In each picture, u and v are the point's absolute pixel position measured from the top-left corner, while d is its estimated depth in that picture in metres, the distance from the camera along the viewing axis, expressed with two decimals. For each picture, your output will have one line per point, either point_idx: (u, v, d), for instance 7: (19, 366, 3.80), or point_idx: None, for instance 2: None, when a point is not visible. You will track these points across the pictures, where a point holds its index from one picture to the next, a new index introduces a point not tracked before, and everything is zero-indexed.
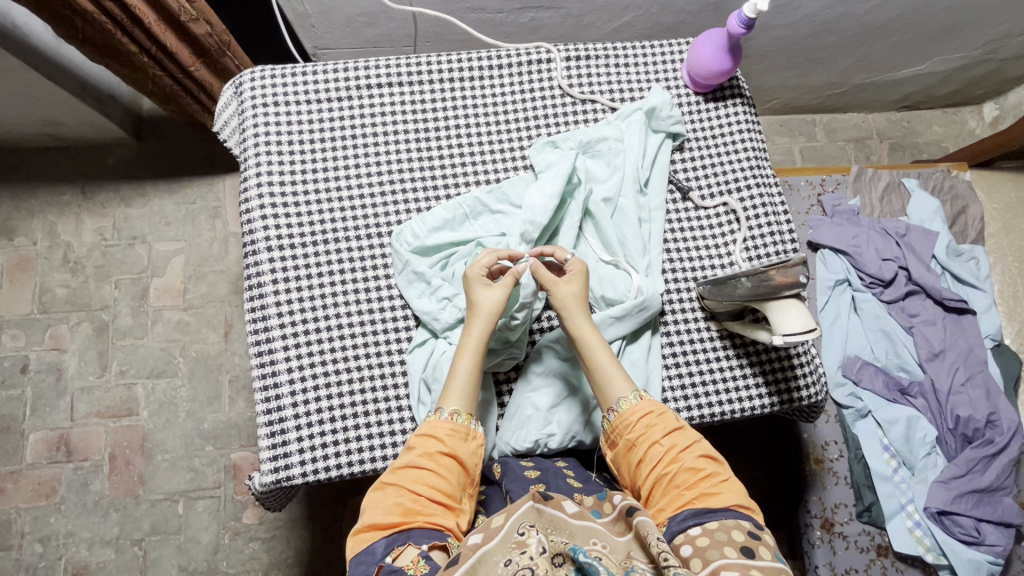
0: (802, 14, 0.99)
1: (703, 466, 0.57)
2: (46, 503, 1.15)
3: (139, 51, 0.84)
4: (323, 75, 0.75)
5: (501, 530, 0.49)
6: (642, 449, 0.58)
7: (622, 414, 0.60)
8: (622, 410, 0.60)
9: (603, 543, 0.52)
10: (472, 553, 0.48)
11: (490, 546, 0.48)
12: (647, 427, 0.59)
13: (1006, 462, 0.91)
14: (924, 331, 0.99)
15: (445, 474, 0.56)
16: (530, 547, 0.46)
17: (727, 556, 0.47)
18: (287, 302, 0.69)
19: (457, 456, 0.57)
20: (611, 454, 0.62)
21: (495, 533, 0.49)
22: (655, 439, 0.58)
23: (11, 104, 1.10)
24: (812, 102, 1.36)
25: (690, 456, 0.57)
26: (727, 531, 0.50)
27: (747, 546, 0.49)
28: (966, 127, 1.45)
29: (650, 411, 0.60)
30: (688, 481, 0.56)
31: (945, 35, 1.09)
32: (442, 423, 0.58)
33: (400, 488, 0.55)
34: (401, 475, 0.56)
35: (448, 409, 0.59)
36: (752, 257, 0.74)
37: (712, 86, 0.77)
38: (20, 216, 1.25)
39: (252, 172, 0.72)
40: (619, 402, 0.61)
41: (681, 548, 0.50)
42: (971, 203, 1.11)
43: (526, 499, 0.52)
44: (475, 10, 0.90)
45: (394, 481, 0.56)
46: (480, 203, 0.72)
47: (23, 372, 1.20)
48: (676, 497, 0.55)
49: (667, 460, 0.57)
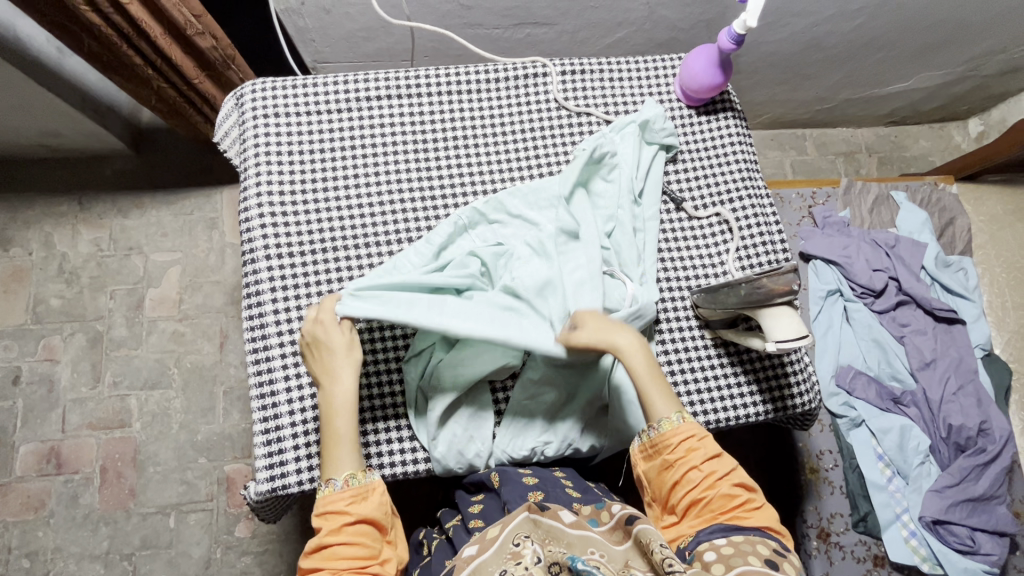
0: (790, 31, 1.02)
1: (738, 493, 0.57)
2: (34, 517, 1.14)
3: (145, 63, 0.85)
4: (321, 87, 0.76)
5: (497, 540, 0.53)
6: (679, 471, 0.59)
7: (662, 434, 0.60)
8: (664, 429, 0.60)
9: (601, 552, 0.53)
10: (469, 563, 0.51)
11: (484, 558, 0.52)
12: (688, 451, 0.59)
13: (999, 471, 0.93)
14: (915, 341, 1.00)
15: (358, 539, 0.55)
16: (525, 557, 0.50)
17: (750, 564, 0.50)
18: (286, 309, 0.69)
19: (366, 516, 0.56)
20: (644, 466, 0.62)
21: (490, 544, 0.53)
22: (693, 463, 0.58)
23: (10, 115, 1.11)
24: (803, 117, 1.39)
25: (726, 484, 0.58)
26: (752, 543, 0.52)
27: (771, 560, 0.51)
28: (951, 142, 1.49)
29: (692, 435, 0.60)
30: (723, 505, 0.57)
31: (929, 52, 1.12)
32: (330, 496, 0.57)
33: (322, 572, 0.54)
34: (319, 558, 0.55)
35: (339, 479, 0.58)
36: (744, 266, 0.75)
37: (703, 100, 0.79)
38: (16, 226, 1.25)
39: (252, 183, 0.73)
40: (662, 422, 0.60)
41: (704, 554, 0.53)
42: (958, 215, 1.14)
43: (522, 510, 0.55)
44: (473, 26, 0.92)
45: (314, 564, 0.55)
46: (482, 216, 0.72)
47: (15, 383, 1.19)
48: (709, 516, 0.57)
49: (702, 485, 0.58)
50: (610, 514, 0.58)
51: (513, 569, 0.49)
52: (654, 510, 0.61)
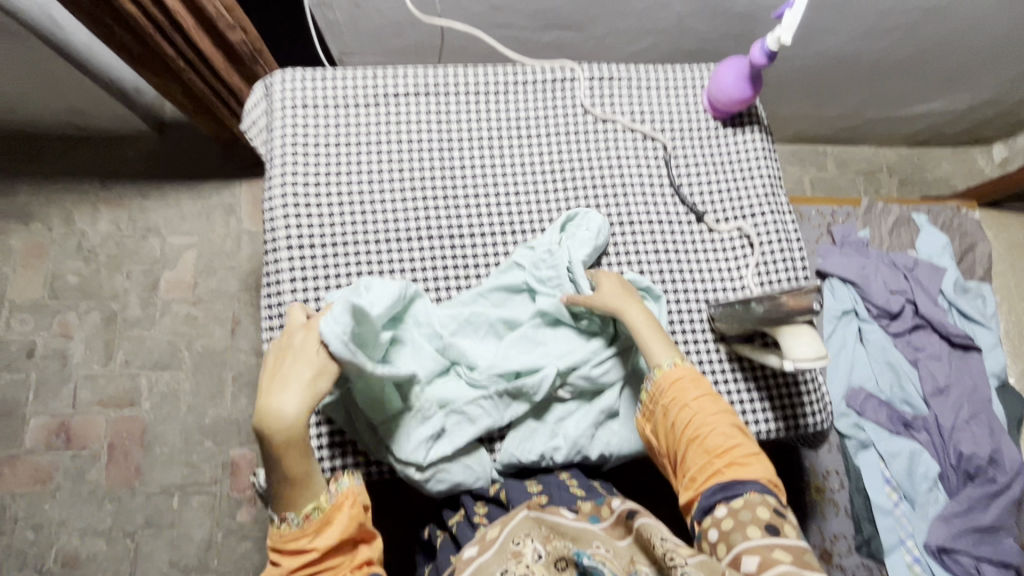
0: (820, 47, 1.01)
1: (734, 436, 0.58)
2: (40, 489, 1.15)
3: (177, 56, 0.85)
4: (351, 80, 0.77)
5: (495, 542, 0.55)
6: (674, 412, 0.60)
7: (657, 380, 0.62)
8: (657, 376, 0.62)
9: (606, 547, 0.55)
10: (468, 565, 0.54)
11: (485, 558, 0.54)
12: (679, 391, 0.60)
13: (1008, 502, 0.92)
14: (929, 366, 0.99)
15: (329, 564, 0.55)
16: (526, 556, 0.53)
17: (749, 539, 0.51)
18: (304, 298, 0.70)
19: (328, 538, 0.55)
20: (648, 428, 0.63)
21: (489, 545, 0.55)
22: (685, 403, 0.60)
23: (40, 92, 1.13)
24: (824, 134, 1.38)
25: (722, 427, 0.58)
26: (752, 509, 0.53)
27: (771, 524, 0.52)
28: (975, 166, 1.47)
29: (683, 376, 0.61)
30: (722, 456, 0.57)
31: (959, 74, 1.11)
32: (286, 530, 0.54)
33: None
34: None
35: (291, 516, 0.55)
36: (763, 282, 0.75)
37: (730, 113, 0.79)
38: (38, 202, 1.26)
39: (277, 173, 0.73)
40: (654, 368, 0.63)
41: (709, 532, 0.54)
42: (980, 241, 1.13)
43: (522, 510, 0.58)
44: (501, 27, 0.93)
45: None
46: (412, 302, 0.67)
47: (29, 356, 1.20)
48: (711, 468, 0.57)
49: (697, 425, 0.59)
50: (610, 511, 0.60)
51: (514, 568, 0.52)
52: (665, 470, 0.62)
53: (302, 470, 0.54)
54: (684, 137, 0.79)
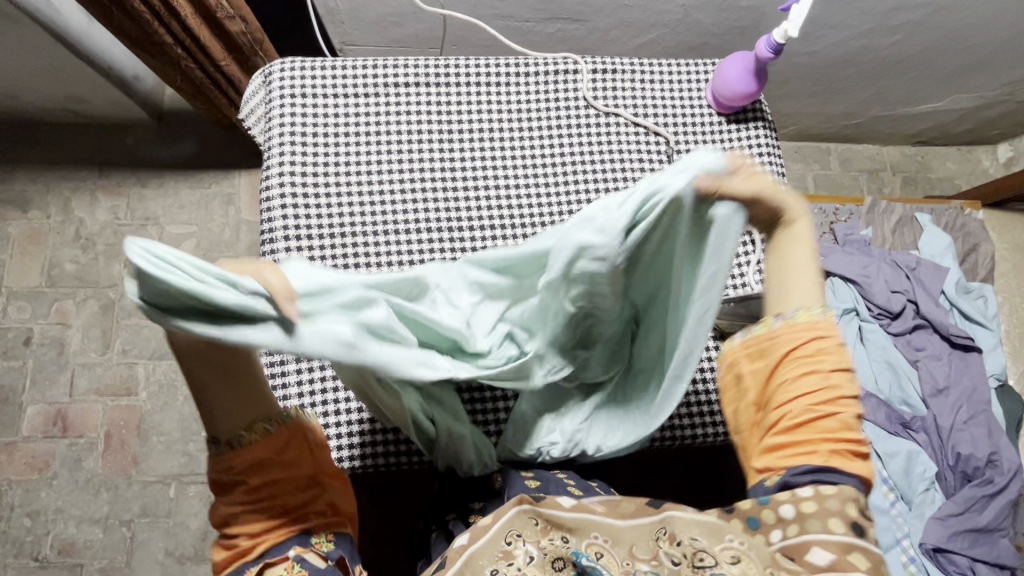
0: (826, 43, 1.00)
1: (855, 421, 0.47)
2: (37, 477, 1.15)
3: (174, 43, 0.84)
4: (350, 70, 0.76)
5: (488, 531, 0.50)
6: (792, 369, 0.48)
7: (790, 322, 0.49)
8: (796, 320, 0.48)
9: (607, 535, 0.49)
10: (459, 555, 0.49)
11: (476, 548, 0.49)
12: (808, 348, 0.48)
13: (1005, 503, 0.92)
14: (929, 366, 0.99)
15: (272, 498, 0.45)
16: (517, 558, 0.48)
17: (825, 532, 0.45)
18: None
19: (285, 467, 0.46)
20: (746, 364, 0.51)
21: (480, 533, 0.50)
22: (812, 364, 0.47)
23: (37, 77, 1.12)
24: (829, 131, 1.37)
25: (849, 407, 0.47)
26: (843, 501, 0.45)
27: (856, 524, 0.45)
28: (979, 166, 1.46)
29: (821, 334, 0.48)
30: (837, 437, 0.47)
31: (966, 72, 1.10)
32: (217, 453, 0.44)
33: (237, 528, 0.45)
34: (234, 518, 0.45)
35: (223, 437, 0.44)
36: (764, 279, 0.74)
37: (734, 108, 0.78)
38: (36, 188, 1.26)
39: (275, 162, 0.73)
40: (796, 310, 0.49)
41: (781, 508, 0.46)
42: (983, 241, 1.12)
43: (514, 504, 0.51)
44: (504, 18, 0.91)
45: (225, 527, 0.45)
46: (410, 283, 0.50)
47: (26, 344, 1.20)
48: (815, 442, 0.47)
49: (818, 393, 0.47)
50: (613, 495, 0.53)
51: (504, 571, 0.47)
52: (749, 414, 0.51)
53: (213, 386, 0.43)
54: (687, 133, 0.79)
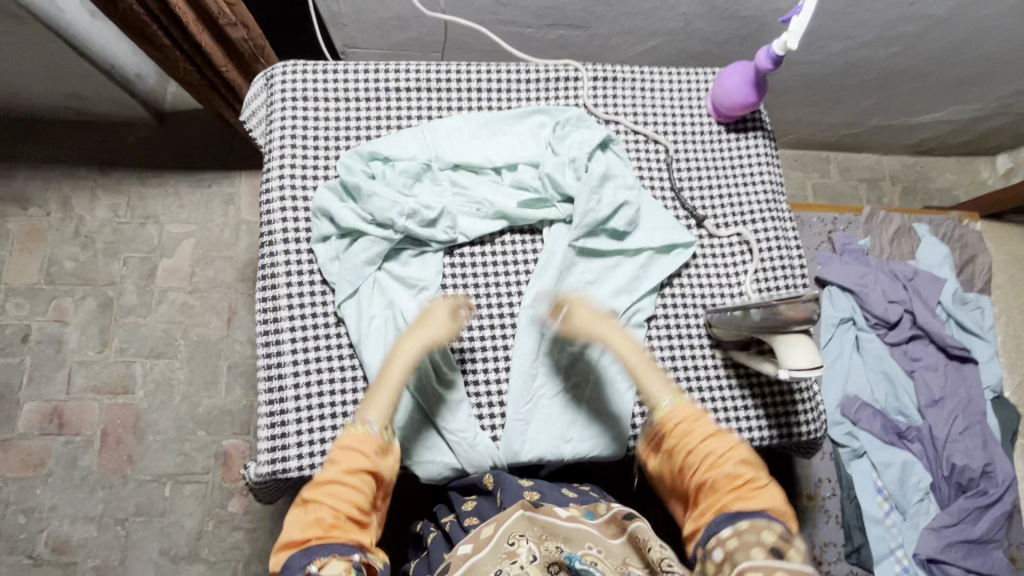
0: (826, 53, 1.01)
1: (742, 472, 0.56)
2: (32, 474, 1.15)
3: (172, 45, 0.84)
4: (351, 73, 0.76)
5: (491, 541, 0.56)
6: (681, 454, 0.59)
7: (657, 420, 0.61)
8: (657, 419, 0.61)
9: (599, 547, 0.56)
10: (465, 561, 0.55)
11: (479, 558, 0.54)
12: (684, 433, 0.59)
13: (999, 514, 0.92)
14: (925, 377, 0.99)
15: (361, 488, 0.56)
16: (521, 556, 0.53)
17: (752, 559, 0.49)
18: (299, 294, 0.69)
19: (378, 472, 0.57)
20: (654, 460, 0.62)
21: (484, 544, 0.56)
22: (691, 445, 0.58)
23: (39, 75, 1.13)
24: (828, 140, 1.38)
25: (730, 464, 0.56)
26: (757, 531, 0.51)
27: (776, 547, 0.50)
28: (978, 177, 1.47)
29: (687, 416, 0.60)
30: (732, 487, 0.55)
31: (965, 84, 1.10)
32: (357, 433, 0.58)
33: (320, 504, 0.55)
34: (320, 492, 0.55)
35: (375, 423, 0.59)
36: (761, 289, 0.74)
37: (733, 117, 0.78)
38: (36, 185, 1.26)
39: (275, 163, 0.73)
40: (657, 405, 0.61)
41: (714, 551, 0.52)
42: (980, 253, 1.12)
43: (516, 510, 0.58)
44: (506, 23, 0.92)
45: (313, 496, 0.55)
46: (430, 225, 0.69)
47: (24, 341, 1.20)
48: (723, 500, 0.55)
49: (706, 466, 0.57)
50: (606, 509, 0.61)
51: (509, 569, 0.52)
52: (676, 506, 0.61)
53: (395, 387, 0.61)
54: (686, 141, 0.79)
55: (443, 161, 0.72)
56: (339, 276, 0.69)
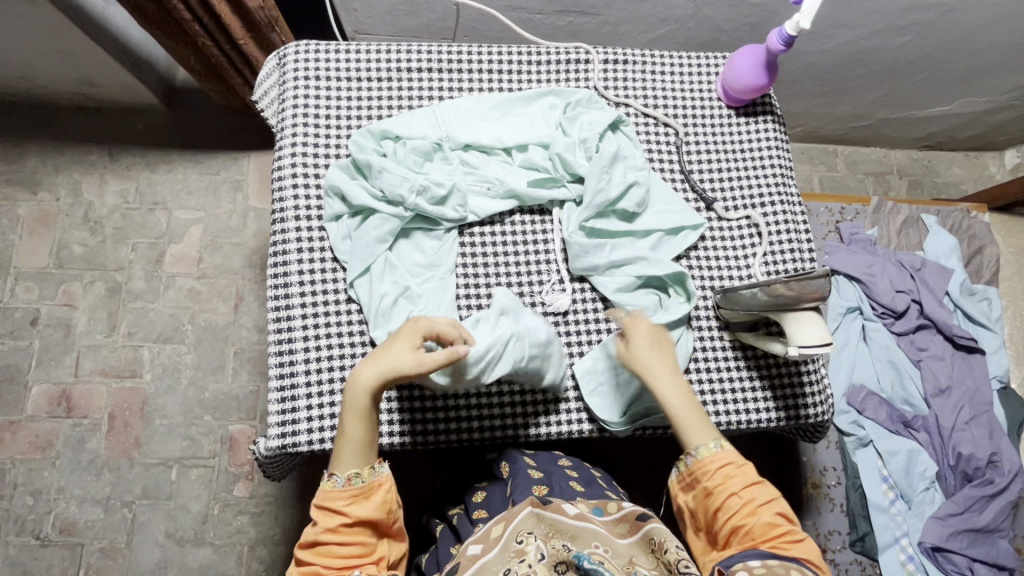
0: (835, 43, 1.01)
1: (779, 522, 0.56)
2: (40, 456, 1.16)
3: (192, 18, 0.85)
4: (364, 54, 0.76)
5: (500, 541, 0.56)
6: (719, 497, 0.59)
7: (700, 460, 0.60)
8: (698, 459, 0.60)
9: (605, 547, 0.56)
10: (475, 561, 0.54)
11: (489, 557, 0.54)
12: (726, 477, 0.59)
13: (1004, 505, 0.92)
14: (932, 366, 0.99)
15: (350, 540, 0.56)
16: (529, 553, 0.52)
17: None
18: (310, 270, 0.70)
19: (360, 518, 0.56)
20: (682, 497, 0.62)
21: (494, 544, 0.56)
22: (732, 489, 0.58)
23: (50, 59, 1.13)
24: (835, 133, 1.38)
25: (767, 512, 0.57)
26: (787, 568, 0.52)
27: None
28: (986, 172, 1.47)
29: (730, 462, 0.60)
30: (767, 531, 0.56)
31: (974, 76, 1.10)
32: (336, 490, 0.57)
33: (313, 563, 0.55)
34: (311, 552, 0.56)
35: (343, 475, 0.58)
36: (770, 271, 0.75)
37: (744, 101, 0.78)
38: (46, 170, 1.26)
39: (287, 141, 0.73)
40: (698, 447, 0.61)
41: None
42: (988, 244, 1.12)
43: (525, 508, 0.58)
44: (516, 9, 0.92)
45: (307, 558, 0.56)
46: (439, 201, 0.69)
47: (33, 325, 1.21)
48: (755, 545, 0.55)
49: (744, 511, 0.57)
50: (615, 507, 0.62)
51: (517, 566, 0.51)
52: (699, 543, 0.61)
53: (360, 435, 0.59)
54: (696, 125, 0.79)
55: (454, 141, 0.73)
56: (351, 254, 0.69)
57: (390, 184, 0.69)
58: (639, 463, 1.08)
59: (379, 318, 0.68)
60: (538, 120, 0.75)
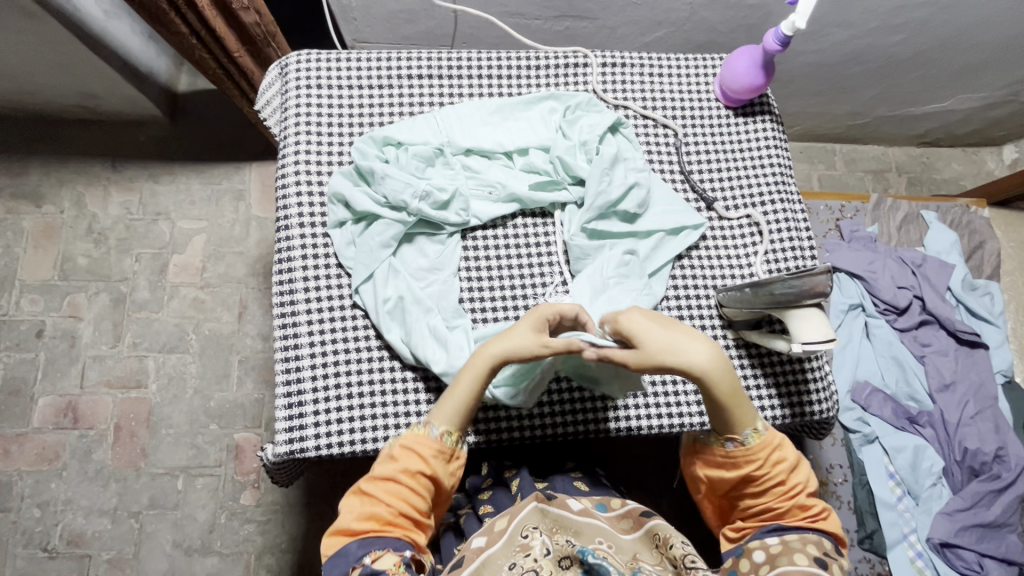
0: (831, 42, 1.01)
1: (812, 503, 0.59)
2: (47, 468, 1.16)
3: (189, 33, 0.87)
4: (365, 62, 0.77)
5: (505, 533, 0.56)
6: (761, 479, 0.59)
7: (749, 447, 0.59)
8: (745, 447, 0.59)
9: (610, 542, 0.57)
10: (480, 553, 0.55)
11: (494, 549, 0.54)
12: (774, 463, 0.59)
13: (1012, 499, 0.91)
14: (936, 362, 0.99)
15: (419, 491, 0.58)
16: (534, 548, 0.53)
17: (795, 564, 0.53)
18: (314, 277, 0.70)
19: (435, 476, 0.59)
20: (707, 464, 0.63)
21: (498, 536, 0.56)
22: (779, 475, 0.59)
23: (53, 73, 1.14)
24: (833, 132, 1.38)
25: (803, 495, 0.59)
26: (804, 543, 0.56)
27: (820, 559, 0.54)
28: (984, 167, 1.47)
29: (775, 446, 0.59)
30: (798, 512, 0.59)
31: (970, 72, 1.11)
32: (425, 438, 0.59)
33: (375, 498, 0.57)
34: (376, 486, 0.58)
35: (438, 429, 0.60)
36: (772, 269, 0.75)
37: (742, 101, 0.79)
38: (50, 183, 1.27)
39: (290, 150, 0.74)
40: (749, 434, 0.60)
41: (754, 555, 0.56)
42: (989, 239, 1.12)
43: (529, 502, 0.59)
44: (513, 15, 0.93)
45: (369, 490, 0.58)
46: (441, 205, 0.70)
47: (39, 337, 1.21)
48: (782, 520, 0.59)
49: (783, 494, 0.59)
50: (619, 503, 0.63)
51: (523, 561, 0.52)
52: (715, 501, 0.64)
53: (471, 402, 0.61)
54: (695, 126, 0.80)
55: (455, 145, 0.73)
56: (355, 260, 0.70)
57: (392, 189, 0.69)
58: (645, 463, 1.09)
59: (388, 321, 0.68)
60: (537, 123, 0.76)
